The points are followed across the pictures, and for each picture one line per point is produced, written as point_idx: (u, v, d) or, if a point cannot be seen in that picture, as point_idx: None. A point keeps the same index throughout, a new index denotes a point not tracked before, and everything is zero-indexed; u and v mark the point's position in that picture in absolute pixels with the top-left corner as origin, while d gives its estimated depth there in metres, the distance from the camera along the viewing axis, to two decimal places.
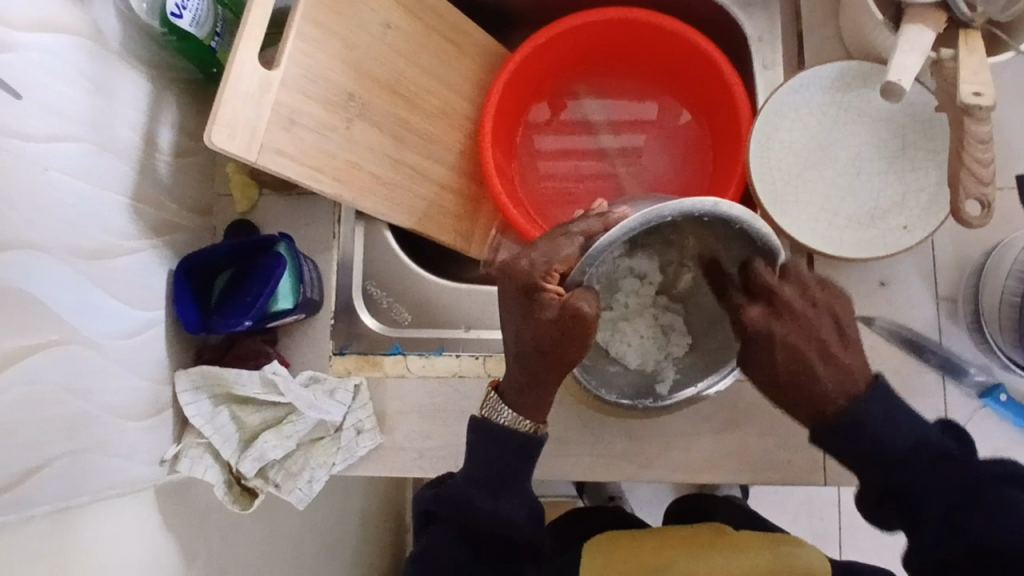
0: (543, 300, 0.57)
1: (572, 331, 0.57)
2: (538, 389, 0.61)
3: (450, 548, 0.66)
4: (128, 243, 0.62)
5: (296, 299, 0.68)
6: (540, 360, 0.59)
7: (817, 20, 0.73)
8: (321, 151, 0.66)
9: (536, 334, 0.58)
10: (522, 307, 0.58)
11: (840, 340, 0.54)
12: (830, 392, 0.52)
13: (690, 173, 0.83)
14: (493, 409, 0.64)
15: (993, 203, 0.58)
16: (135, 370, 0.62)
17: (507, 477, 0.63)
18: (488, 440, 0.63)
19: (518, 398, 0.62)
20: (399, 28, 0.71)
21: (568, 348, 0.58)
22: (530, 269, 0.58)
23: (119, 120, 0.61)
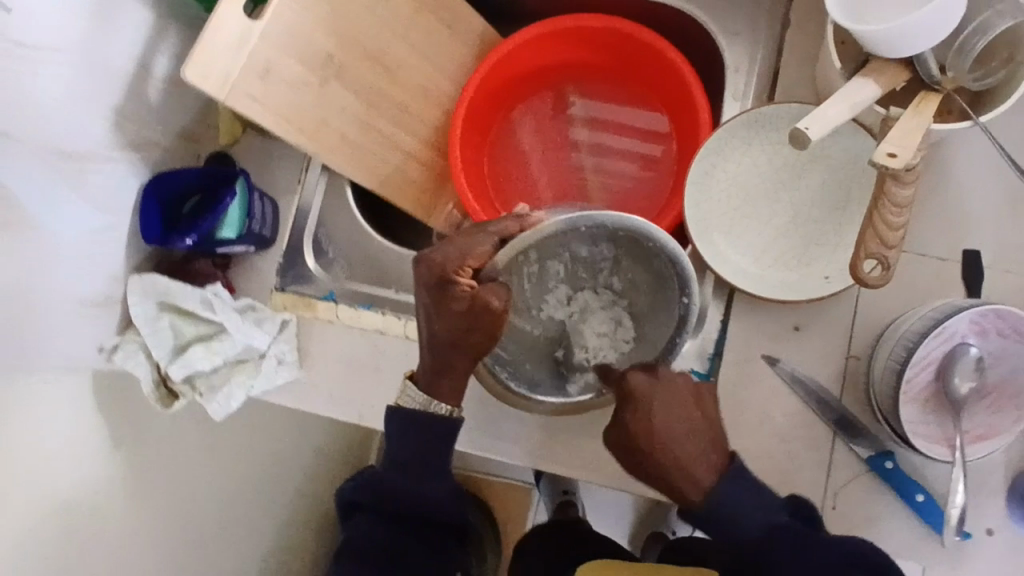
0: (454, 293, 0.59)
1: (481, 323, 0.60)
2: (452, 374, 0.65)
3: (381, 529, 0.78)
4: (103, 151, 0.69)
5: (241, 230, 0.73)
6: (454, 351, 0.63)
7: (794, 60, 0.73)
8: (291, 102, 0.72)
9: (448, 327, 0.61)
10: (434, 299, 0.60)
11: (693, 409, 0.58)
12: (693, 455, 0.56)
13: (654, 190, 0.85)
14: (405, 396, 0.68)
15: (894, 265, 0.58)
16: (88, 265, 0.70)
17: (430, 465, 0.70)
18: (405, 436, 0.69)
19: (432, 382, 0.66)
20: (390, 3, 0.76)
21: (479, 337, 0.61)
22: (444, 264, 0.59)
23: (118, 44, 0.68)
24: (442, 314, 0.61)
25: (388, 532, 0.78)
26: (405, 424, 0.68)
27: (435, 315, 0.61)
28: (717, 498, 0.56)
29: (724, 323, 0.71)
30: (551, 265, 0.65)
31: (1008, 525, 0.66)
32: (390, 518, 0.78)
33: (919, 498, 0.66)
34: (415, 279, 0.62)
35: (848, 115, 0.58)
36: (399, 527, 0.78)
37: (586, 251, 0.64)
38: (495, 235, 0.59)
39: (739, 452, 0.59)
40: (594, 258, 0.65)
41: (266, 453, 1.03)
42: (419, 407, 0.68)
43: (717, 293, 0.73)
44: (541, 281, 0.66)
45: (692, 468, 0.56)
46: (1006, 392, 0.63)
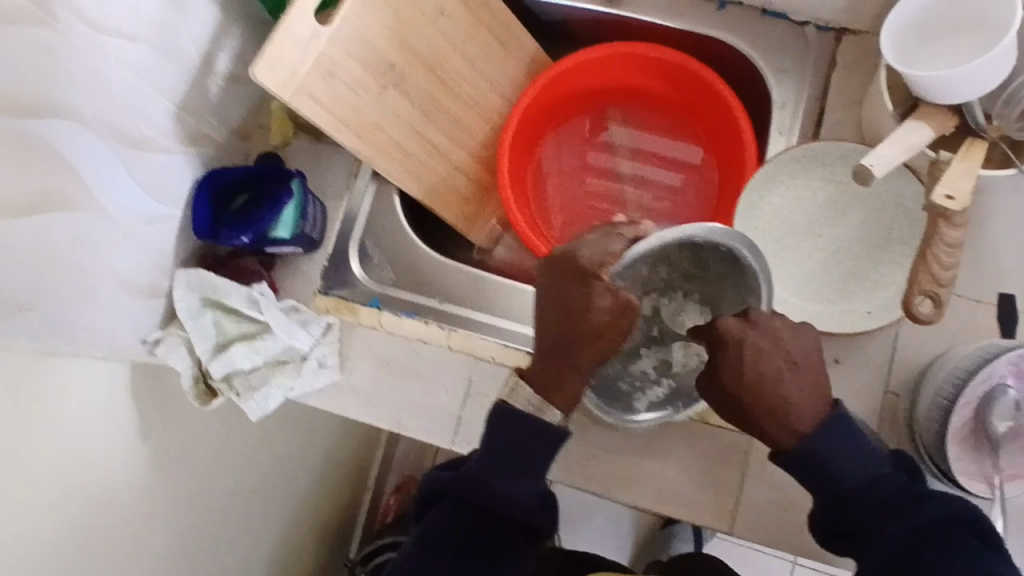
0: (597, 289, 0.60)
1: (617, 322, 0.61)
2: (577, 377, 0.64)
3: (458, 523, 0.68)
4: (165, 143, 0.68)
5: (294, 231, 0.73)
6: (587, 348, 0.62)
7: (842, 100, 0.75)
8: (351, 107, 0.72)
9: (586, 321, 0.61)
10: (574, 295, 0.61)
11: (792, 351, 0.59)
12: (796, 398, 0.58)
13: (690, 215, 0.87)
14: (517, 395, 0.66)
15: (945, 301, 0.60)
16: (142, 255, 0.69)
17: (522, 464, 0.65)
18: (507, 425, 0.65)
19: (554, 383, 0.64)
20: (453, 16, 0.76)
21: (611, 337, 0.62)
22: (582, 261, 0.61)
23: (185, 36, 0.68)
24: (581, 309, 0.61)
25: (464, 529, 0.67)
26: (509, 423, 0.65)
27: (570, 310, 0.62)
28: (814, 447, 0.58)
29: None
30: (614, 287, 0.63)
31: None
32: (465, 516, 0.68)
33: None
34: (550, 276, 0.64)
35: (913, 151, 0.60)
36: (473, 527, 0.67)
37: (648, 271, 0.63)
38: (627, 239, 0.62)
39: (842, 402, 0.60)
40: (654, 277, 0.64)
41: (280, 453, 1.02)
42: (530, 411, 0.65)
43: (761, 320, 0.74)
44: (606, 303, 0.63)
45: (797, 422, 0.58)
46: None
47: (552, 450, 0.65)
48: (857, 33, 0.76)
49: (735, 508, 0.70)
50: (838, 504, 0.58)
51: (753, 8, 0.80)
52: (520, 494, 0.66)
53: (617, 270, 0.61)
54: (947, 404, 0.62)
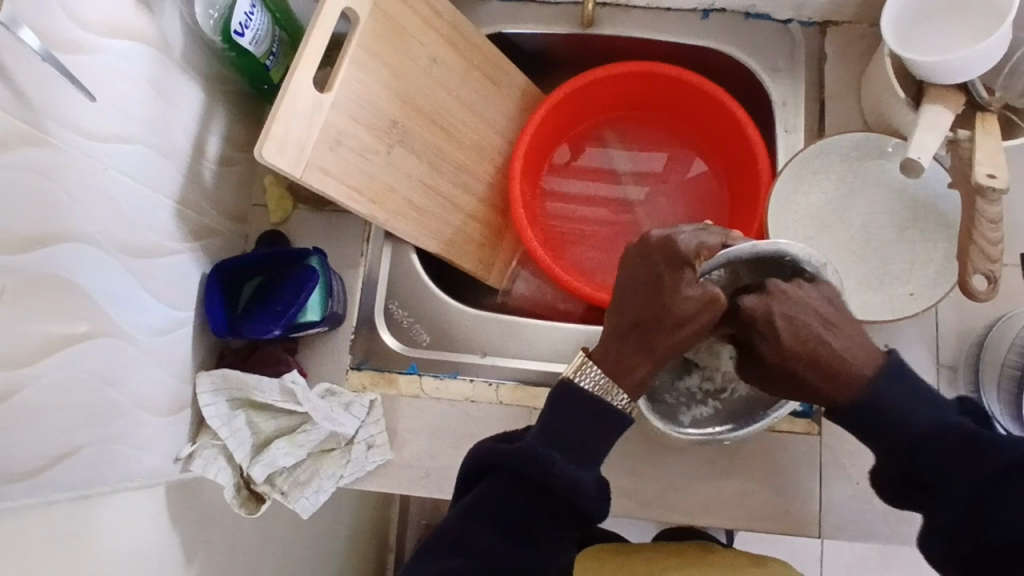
0: (687, 277, 0.53)
1: (702, 316, 0.53)
2: (646, 368, 0.56)
3: (504, 500, 0.55)
4: (168, 244, 0.64)
5: (324, 312, 0.70)
6: (663, 336, 0.54)
7: (839, 91, 0.77)
8: (361, 172, 0.69)
9: (671, 310, 0.53)
10: (661, 281, 0.54)
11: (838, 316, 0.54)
12: (840, 353, 0.54)
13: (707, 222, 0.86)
14: (582, 372, 0.56)
15: (999, 278, 0.61)
16: (161, 366, 0.64)
17: (583, 447, 0.55)
18: (569, 409, 0.55)
19: (622, 368, 0.56)
20: (443, 63, 0.75)
21: (691, 332, 0.54)
22: (677, 245, 0.54)
23: (176, 127, 0.65)
24: (667, 294, 0.53)
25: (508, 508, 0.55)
26: (571, 402, 0.55)
27: (656, 293, 0.54)
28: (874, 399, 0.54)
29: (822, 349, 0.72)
30: None
31: None
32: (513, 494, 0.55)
33: None
34: (636, 260, 0.55)
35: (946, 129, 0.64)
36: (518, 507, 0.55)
37: None
38: (718, 238, 0.54)
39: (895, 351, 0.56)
40: None
41: (317, 542, 0.95)
42: (593, 392, 0.56)
43: None
44: None
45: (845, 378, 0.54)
46: None
47: (606, 444, 0.56)
48: (840, 24, 0.78)
49: (822, 512, 0.69)
50: (903, 453, 0.54)
51: (736, 13, 0.80)
52: (578, 480, 0.54)
53: (708, 264, 0.54)
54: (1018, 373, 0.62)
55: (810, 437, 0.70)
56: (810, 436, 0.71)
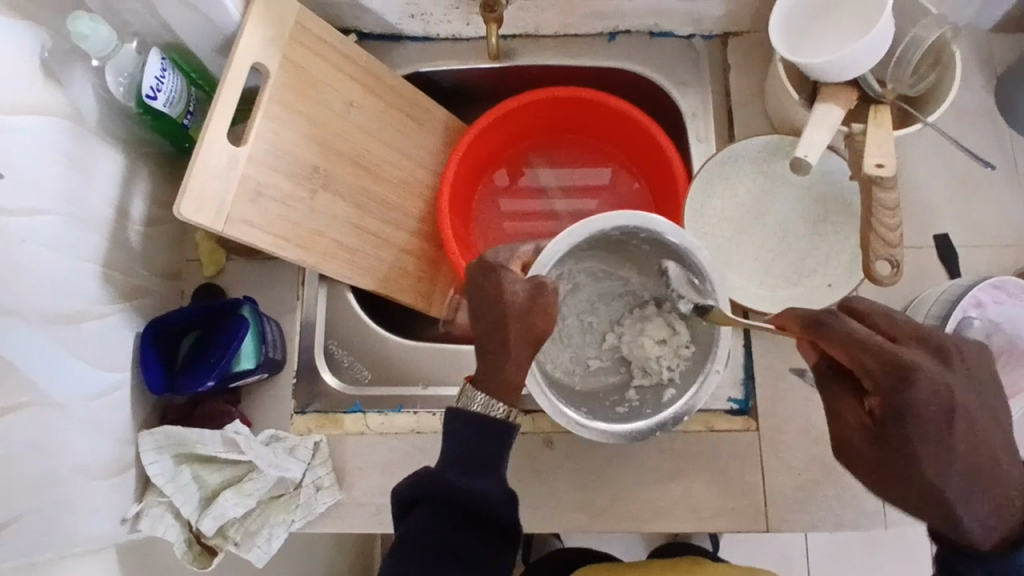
0: (507, 275, 0.58)
1: (537, 301, 0.57)
2: (510, 364, 0.56)
3: (433, 531, 0.55)
4: (96, 308, 0.66)
5: (258, 358, 0.71)
6: (509, 327, 0.56)
7: (745, 98, 0.80)
8: (286, 220, 0.70)
9: (505, 305, 0.57)
10: (487, 289, 0.58)
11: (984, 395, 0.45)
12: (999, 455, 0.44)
13: None
14: (466, 397, 0.57)
15: (901, 262, 0.64)
16: (99, 428, 0.65)
17: (484, 462, 0.56)
18: (464, 429, 0.56)
19: (493, 372, 0.56)
20: (361, 106, 0.77)
21: (537, 318, 0.56)
22: (490, 259, 0.61)
23: (97, 194, 0.66)
24: (495, 294, 0.57)
25: (439, 538, 0.55)
26: (460, 423, 0.56)
27: (489, 299, 0.57)
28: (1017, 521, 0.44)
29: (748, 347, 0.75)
30: (587, 313, 0.74)
31: None
32: (440, 524, 0.55)
33: None
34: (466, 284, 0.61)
35: (837, 126, 0.67)
36: (449, 535, 0.55)
37: (607, 294, 0.74)
38: (530, 245, 0.64)
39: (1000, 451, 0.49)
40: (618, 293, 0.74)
41: None
42: (480, 410, 0.56)
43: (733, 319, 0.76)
44: (582, 323, 0.74)
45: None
46: (1013, 354, 0.69)
47: (501, 451, 0.56)
48: (739, 34, 0.82)
49: (767, 505, 0.71)
50: None
51: (640, 33, 0.84)
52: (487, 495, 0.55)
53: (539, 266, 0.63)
54: None
55: (749, 433, 0.72)
56: (749, 432, 0.72)
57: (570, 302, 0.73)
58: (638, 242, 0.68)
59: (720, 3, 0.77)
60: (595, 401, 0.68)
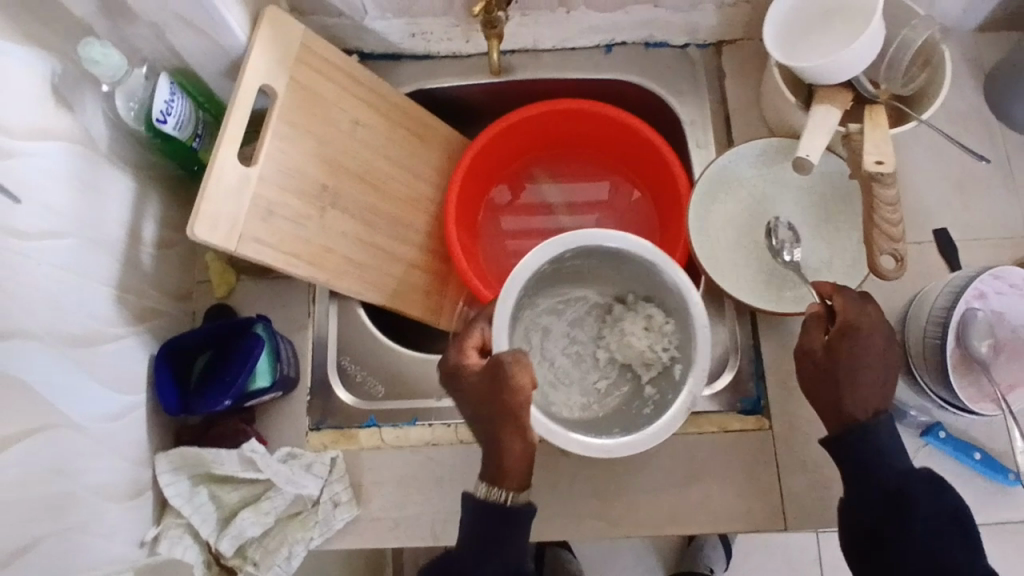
0: (466, 374, 0.60)
1: (499, 385, 0.58)
2: (502, 454, 0.58)
3: None
4: (111, 330, 0.66)
5: (273, 376, 0.71)
6: (492, 421, 0.58)
7: (741, 104, 0.82)
8: (297, 238, 0.71)
9: (477, 404, 0.59)
10: (455, 393, 0.61)
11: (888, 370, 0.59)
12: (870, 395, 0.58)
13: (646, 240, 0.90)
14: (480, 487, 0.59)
15: (905, 255, 0.65)
16: (116, 450, 0.65)
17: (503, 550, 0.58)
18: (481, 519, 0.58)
19: (493, 466, 0.59)
20: (366, 124, 0.78)
21: (506, 399, 0.57)
22: (451, 359, 0.62)
23: (109, 216, 0.67)
24: (467, 396, 0.60)
25: None
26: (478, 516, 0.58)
27: (465, 403, 0.60)
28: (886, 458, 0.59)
29: (757, 347, 0.76)
30: (571, 344, 0.76)
31: None
32: None
33: (978, 456, 0.71)
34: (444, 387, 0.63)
35: (834, 127, 0.69)
36: None
37: (575, 319, 0.77)
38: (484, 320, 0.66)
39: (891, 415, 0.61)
40: (583, 313, 0.77)
41: None
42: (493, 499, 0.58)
43: (740, 321, 0.77)
44: (573, 355, 0.76)
45: (802, 343, 0.60)
46: (1019, 344, 0.70)
47: (523, 536, 0.59)
48: (733, 43, 0.83)
49: (784, 504, 0.71)
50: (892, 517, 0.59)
51: (636, 45, 0.86)
52: None
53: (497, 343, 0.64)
54: (939, 343, 0.66)
55: (762, 432, 0.73)
56: (761, 431, 0.73)
57: (549, 346, 0.75)
58: (572, 260, 0.71)
59: (714, 12, 0.79)
60: (627, 417, 0.69)
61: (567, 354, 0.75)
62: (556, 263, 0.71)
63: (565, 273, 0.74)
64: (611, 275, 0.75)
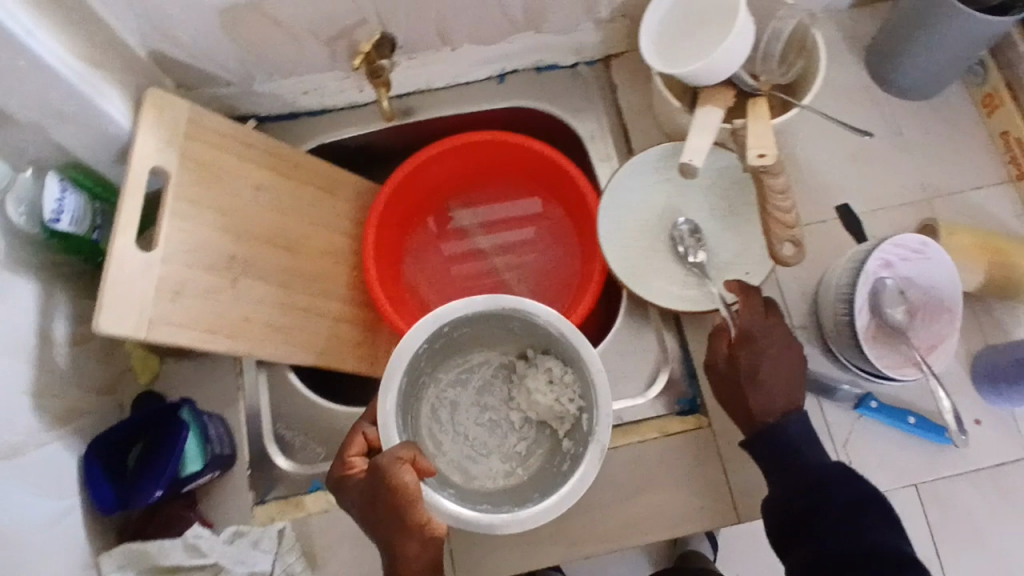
0: (350, 485, 0.61)
1: (381, 487, 0.58)
2: (399, 556, 0.57)
3: None
4: (34, 438, 0.65)
5: (205, 459, 0.70)
6: (380, 519, 0.58)
7: (636, 113, 0.84)
8: (212, 314, 0.70)
9: (367, 512, 0.59)
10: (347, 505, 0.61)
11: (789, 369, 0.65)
12: (772, 393, 0.65)
13: (565, 250, 0.91)
14: None
15: (803, 239, 0.68)
16: (56, 559, 0.63)
17: None
18: None
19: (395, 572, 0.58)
20: (269, 188, 0.78)
21: (391, 500, 0.58)
22: (336, 473, 0.63)
23: (16, 323, 0.65)
24: (356, 506, 0.60)
25: None
26: None
27: (358, 513, 0.60)
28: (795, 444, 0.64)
29: (685, 347, 0.77)
30: (486, 410, 0.79)
31: (987, 409, 0.74)
32: None
33: (913, 420, 0.72)
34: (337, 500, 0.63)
35: (718, 126, 0.70)
36: None
37: (484, 385, 0.80)
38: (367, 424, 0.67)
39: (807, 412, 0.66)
40: (490, 377, 0.80)
41: None
42: None
43: (667, 324, 0.78)
44: (489, 421, 0.79)
45: (710, 357, 0.68)
46: (932, 306, 0.71)
47: None
48: (620, 55, 0.85)
49: (735, 498, 0.72)
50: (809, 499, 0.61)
51: (528, 69, 0.87)
52: None
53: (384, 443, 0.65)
54: (847, 318, 0.68)
55: (703, 430, 0.74)
56: (702, 429, 0.74)
57: (463, 418, 0.78)
58: (457, 330, 0.74)
59: (595, 29, 0.81)
60: (545, 478, 0.72)
61: (482, 423, 0.78)
62: (442, 337, 0.73)
63: (459, 343, 0.77)
64: (507, 336, 0.78)
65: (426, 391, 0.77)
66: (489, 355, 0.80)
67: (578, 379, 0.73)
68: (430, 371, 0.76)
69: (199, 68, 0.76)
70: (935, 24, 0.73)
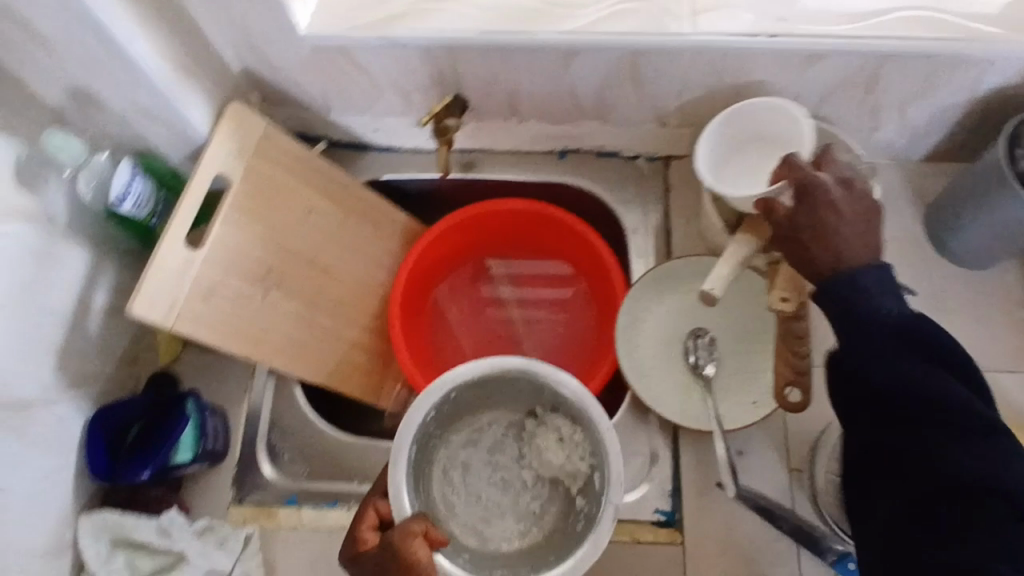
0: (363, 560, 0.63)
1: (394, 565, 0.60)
2: None
3: None
4: (49, 394, 0.70)
5: (195, 451, 0.74)
6: None
7: (683, 218, 0.86)
8: (235, 318, 0.75)
9: None
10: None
11: (862, 216, 0.60)
12: (837, 242, 0.59)
13: (580, 317, 0.94)
14: None
15: (807, 388, 0.70)
16: (38, 511, 0.68)
17: None
18: None
19: None
20: (320, 211, 0.82)
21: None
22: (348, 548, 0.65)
23: (62, 286, 0.71)
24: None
25: None
26: None
27: None
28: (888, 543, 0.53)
29: (675, 457, 0.77)
30: (497, 471, 0.80)
31: None
32: None
33: None
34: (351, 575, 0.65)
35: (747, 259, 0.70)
36: None
37: (494, 445, 0.81)
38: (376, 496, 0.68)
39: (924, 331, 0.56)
40: (500, 436, 0.81)
41: None
42: None
43: (662, 431, 0.79)
44: (501, 480, 0.79)
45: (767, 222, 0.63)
46: None
47: None
48: (680, 158, 0.87)
49: None
50: None
51: (590, 152, 0.89)
52: None
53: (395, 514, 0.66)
54: None
55: (674, 546, 0.73)
56: (673, 545, 0.73)
57: (476, 479, 0.78)
58: (461, 394, 0.75)
59: (660, 131, 0.83)
60: (562, 540, 0.72)
61: (495, 483, 0.79)
62: (446, 401, 0.74)
63: (467, 405, 0.78)
64: (514, 398, 0.79)
65: (436, 452, 0.78)
66: (500, 415, 0.81)
67: (587, 438, 0.73)
68: (439, 433, 0.77)
69: (285, 90, 0.82)
70: (998, 205, 0.72)
